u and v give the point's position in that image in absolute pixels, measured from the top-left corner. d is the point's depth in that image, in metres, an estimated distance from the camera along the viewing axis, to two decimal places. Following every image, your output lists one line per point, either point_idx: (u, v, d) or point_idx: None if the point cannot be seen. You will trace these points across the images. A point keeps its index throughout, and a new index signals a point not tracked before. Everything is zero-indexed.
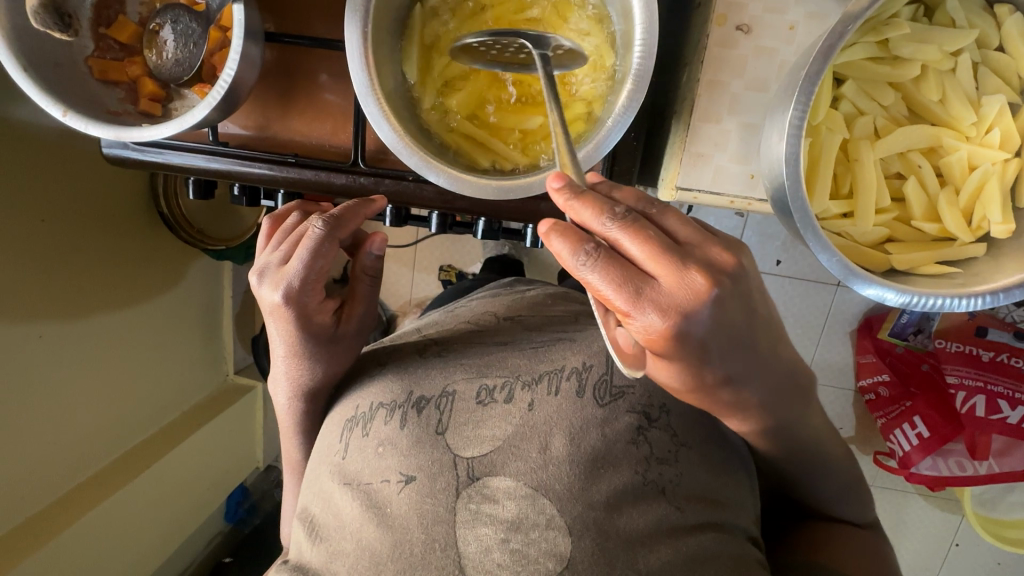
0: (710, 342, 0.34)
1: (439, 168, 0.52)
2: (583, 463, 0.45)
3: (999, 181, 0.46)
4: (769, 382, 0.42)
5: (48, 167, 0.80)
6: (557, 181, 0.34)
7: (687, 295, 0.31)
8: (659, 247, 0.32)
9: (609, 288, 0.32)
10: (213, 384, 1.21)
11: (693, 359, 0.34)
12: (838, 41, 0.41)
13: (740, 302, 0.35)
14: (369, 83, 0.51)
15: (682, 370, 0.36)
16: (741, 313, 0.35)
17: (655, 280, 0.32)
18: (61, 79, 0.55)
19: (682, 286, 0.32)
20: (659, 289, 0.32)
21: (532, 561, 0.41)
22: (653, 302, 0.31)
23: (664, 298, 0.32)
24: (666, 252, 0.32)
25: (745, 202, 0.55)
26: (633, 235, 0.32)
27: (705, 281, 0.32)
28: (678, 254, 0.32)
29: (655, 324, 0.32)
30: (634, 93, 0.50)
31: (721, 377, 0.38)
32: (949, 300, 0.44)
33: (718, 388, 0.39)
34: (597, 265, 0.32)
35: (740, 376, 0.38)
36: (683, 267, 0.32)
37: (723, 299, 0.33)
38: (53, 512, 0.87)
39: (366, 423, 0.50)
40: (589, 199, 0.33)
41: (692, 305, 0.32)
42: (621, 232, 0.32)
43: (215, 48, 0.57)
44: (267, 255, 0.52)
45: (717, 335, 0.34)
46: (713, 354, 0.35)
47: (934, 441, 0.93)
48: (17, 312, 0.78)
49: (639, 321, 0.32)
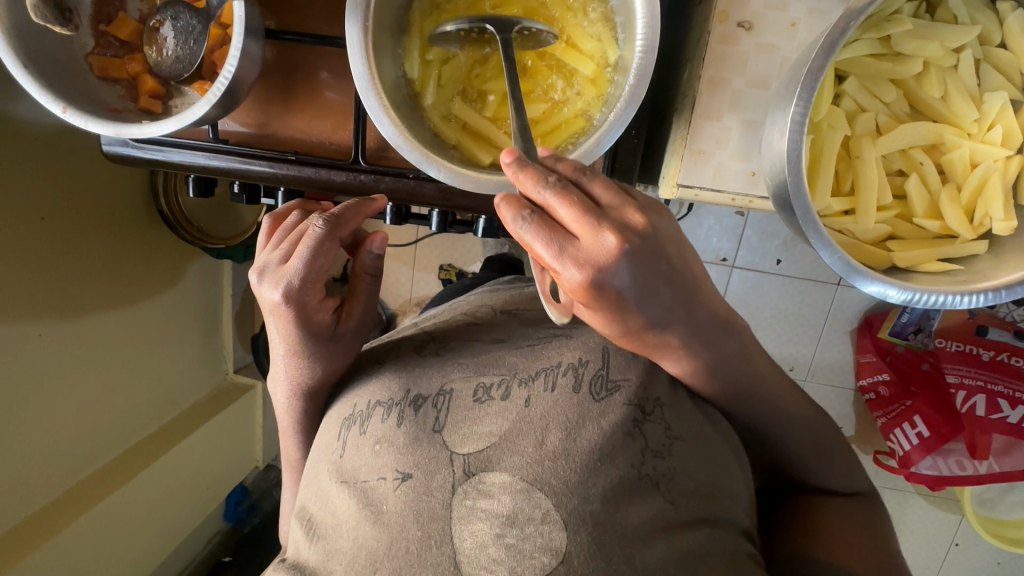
0: (630, 294, 0.35)
1: (440, 163, 0.52)
2: (580, 457, 0.44)
3: (1001, 178, 0.46)
4: (707, 341, 0.44)
5: (47, 165, 0.80)
6: (507, 154, 0.35)
7: (600, 252, 0.32)
8: (584, 208, 0.33)
9: (539, 249, 0.33)
10: (212, 384, 1.20)
11: (615, 309, 0.35)
12: (840, 37, 0.41)
13: (659, 260, 0.35)
14: (370, 78, 0.51)
15: (610, 320, 0.37)
16: (659, 261, 0.35)
17: (577, 239, 0.33)
18: (61, 76, 0.55)
19: (598, 244, 0.33)
20: (581, 248, 0.33)
21: (527, 557, 0.41)
22: (574, 260, 0.33)
23: (583, 256, 0.33)
24: (589, 214, 0.33)
25: (746, 199, 0.55)
26: (563, 199, 0.33)
27: (620, 239, 0.33)
28: (599, 215, 0.33)
29: (577, 280, 0.33)
30: (636, 88, 0.50)
31: (653, 328, 0.39)
32: (951, 297, 0.44)
33: (652, 337, 0.41)
34: (531, 229, 0.33)
35: (662, 321, 0.39)
36: (599, 226, 0.33)
37: (639, 254, 0.33)
38: (51, 511, 0.87)
39: (363, 421, 0.50)
40: (529, 168, 0.34)
41: (609, 263, 0.33)
42: (554, 197, 0.34)
43: (216, 45, 0.57)
44: (266, 253, 0.52)
45: (639, 291, 0.35)
46: (634, 303, 0.35)
47: (934, 440, 0.93)
48: (16, 311, 0.78)
49: (564, 278, 0.33)
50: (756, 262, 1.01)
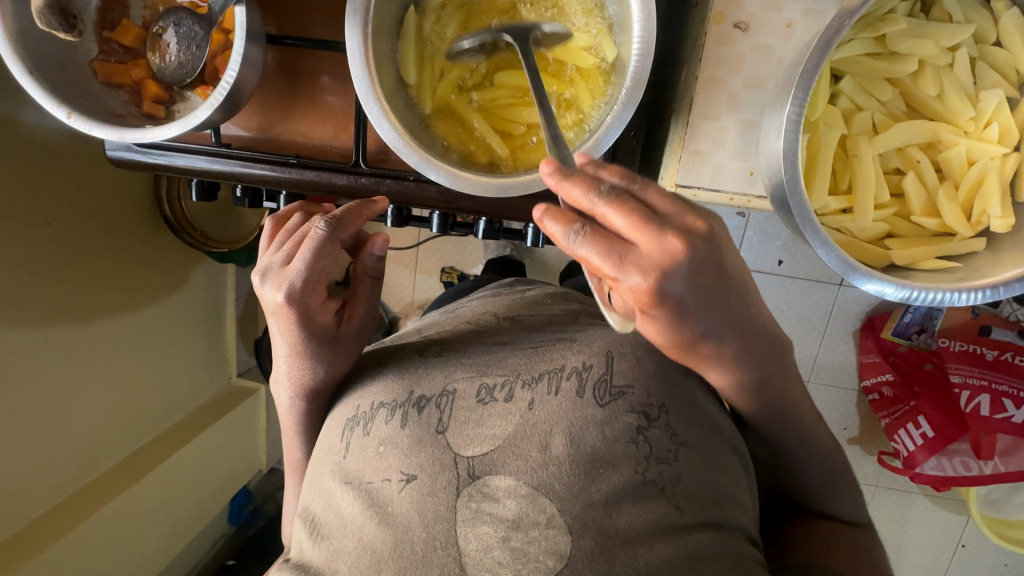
0: (691, 302, 0.34)
1: (440, 166, 0.53)
2: (583, 463, 0.44)
3: (998, 177, 0.46)
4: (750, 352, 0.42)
5: (51, 169, 0.80)
6: (547, 166, 0.35)
7: (664, 256, 0.32)
8: (641, 215, 0.33)
9: (597, 260, 0.33)
10: (216, 387, 1.21)
11: (676, 316, 0.35)
12: (835, 37, 0.41)
13: (718, 263, 0.35)
14: (369, 84, 0.52)
15: (668, 328, 0.37)
16: (717, 266, 0.35)
17: (637, 246, 0.33)
18: (65, 82, 0.55)
19: (660, 249, 0.32)
20: (643, 255, 0.32)
21: (532, 559, 0.41)
22: (635, 267, 0.32)
23: (646, 263, 0.32)
24: (646, 220, 0.33)
25: (744, 198, 0.55)
26: (615, 207, 0.33)
27: (682, 243, 0.32)
28: (657, 220, 0.33)
29: (641, 287, 0.33)
30: (633, 89, 0.50)
31: (705, 339, 0.38)
32: (949, 294, 0.44)
33: (702, 349, 0.40)
34: (584, 241, 0.33)
35: (715, 332, 0.38)
36: (661, 231, 0.32)
37: (701, 258, 0.33)
38: (59, 514, 0.88)
39: (367, 422, 0.50)
40: (577, 177, 0.34)
41: (671, 266, 0.32)
42: (607, 206, 0.33)
43: (218, 50, 0.58)
44: (270, 255, 0.52)
45: (699, 295, 0.35)
46: (694, 310, 0.35)
47: (939, 440, 0.92)
48: (22, 316, 0.79)
49: (627, 286, 0.33)
50: (757, 262, 1.01)
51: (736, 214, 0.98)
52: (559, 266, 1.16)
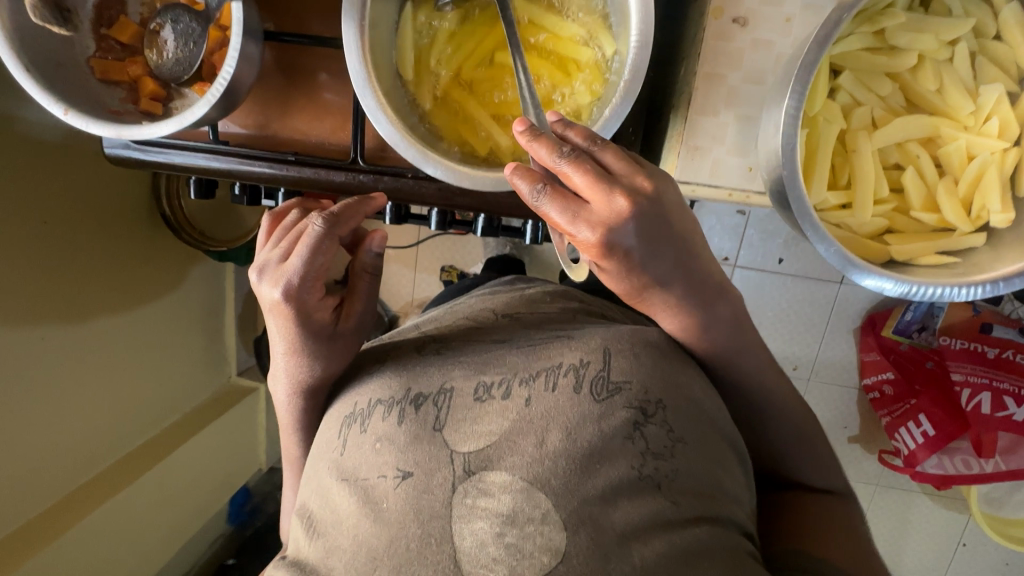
0: (638, 255, 0.39)
1: (437, 161, 0.53)
2: (580, 458, 0.44)
3: (998, 171, 0.46)
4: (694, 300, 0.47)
5: (49, 168, 0.80)
6: (520, 125, 0.39)
7: (610, 214, 0.36)
8: (595, 175, 0.37)
9: (555, 215, 0.37)
10: (215, 386, 1.21)
11: (624, 267, 0.39)
12: (834, 31, 0.41)
13: (664, 221, 0.39)
14: (367, 79, 0.51)
15: (619, 277, 0.41)
16: (663, 223, 0.39)
17: (589, 203, 0.37)
18: (62, 79, 0.55)
19: (607, 207, 0.36)
20: (594, 212, 0.37)
21: (528, 555, 0.41)
22: (586, 223, 0.36)
23: (595, 219, 0.37)
24: (600, 179, 0.37)
25: (743, 194, 0.55)
26: (575, 168, 0.37)
27: (629, 202, 0.36)
28: (610, 180, 0.37)
29: (590, 241, 0.37)
30: (632, 84, 0.50)
31: (654, 288, 0.43)
32: (948, 289, 0.44)
33: (651, 297, 0.45)
34: (546, 199, 0.37)
35: (664, 282, 0.43)
36: (610, 191, 0.36)
37: (645, 216, 0.37)
38: (58, 512, 0.88)
39: (364, 419, 0.50)
40: (543, 138, 0.38)
41: (617, 223, 0.37)
42: (568, 165, 0.37)
43: (215, 47, 0.57)
44: (266, 252, 0.52)
45: (646, 248, 0.39)
46: (641, 262, 0.39)
47: (940, 438, 0.92)
48: (19, 314, 0.79)
49: (579, 239, 0.37)
50: (758, 260, 1.01)
51: (737, 212, 0.98)
52: (559, 265, 1.16)
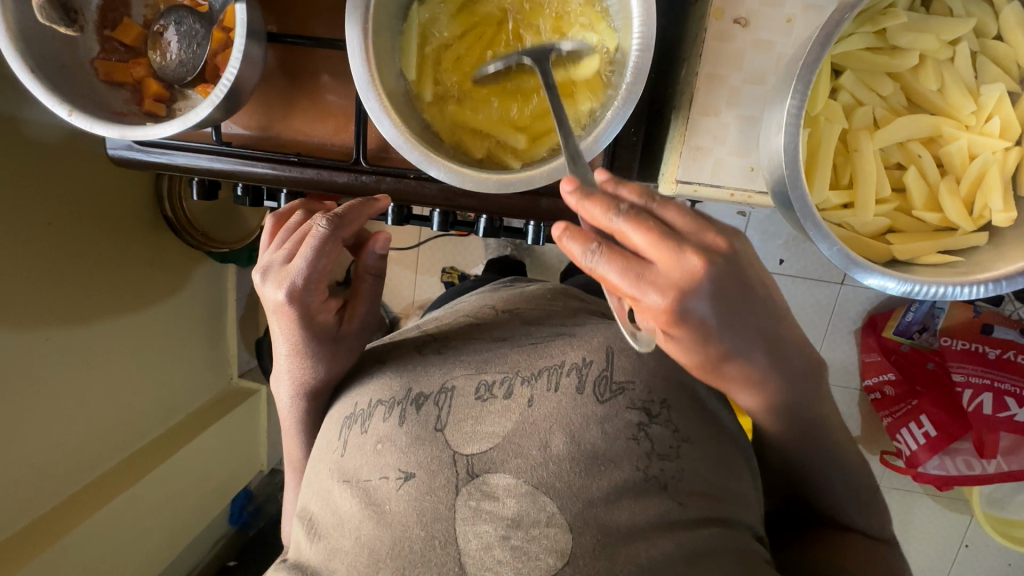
0: (713, 321, 0.36)
1: (440, 162, 0.53)
2: (584, 460, 0.44)
3: (1000, 170, 0.46)
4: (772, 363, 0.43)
5: (52, 169, 0.80)
6: (567, 183, 0.35)
7: (683, 275, 0.33)
8: (660, 234, 0.33)
9: (614, 279, 0.34)
10: (217, 388, 1.21)
11: (698, 334, 0.36)
12: (835, 31, 0.41)
13: (740, 280, 0.36)
14: (370, 80, 0.52)
15: (689, 344, 0.37)
16: (737, 282, 0.36)
17: (656, 264, 0.33)
18: (67, 81, 0.55)
19: (679, 267, 0.33)
20: (661, 273, 0.33)
21: (532, 558, 0.41)
22: (654, 286, 0.33)
23: (665, 282, 0.33)
24: (666, 238, 0.33)
25: (744, 194, 0.55)
26: (636, 225, 0.33)
27: (701, 261, 0.33)
28: (676, 238, 0.34)
29: (660, 305, 0.34)
30: (633, 84, 0.50)
31: (730, 356, 0.39)
32: (952, 288, 0.44)
33: (727, 366, 0.41)
34: (603, 261, 0.34)
35: (742, 350, 0.39)
36: (680, 249, 0.33)
37: (720, 276, 0.34)
38: (61, 513, 0.88)
39: (365, 420, 0.50)
40: (596, 196, 0.34)
41: (691, 284, 0.33)
42: (626, 223, 0.34)
43: (218, 48, 0.58)
44: (270, 253, 0.52)
45: (722, 313, 0.36)
46: (716, 327, 0.36)
47: (941, 439, 0.93)
48: (24, 316, 0.79)
49: (646, 303, 0.34)
50: (759, 261, 1.01)
51: (737, 213, 0.98)
52: (560, 266, 1.16)
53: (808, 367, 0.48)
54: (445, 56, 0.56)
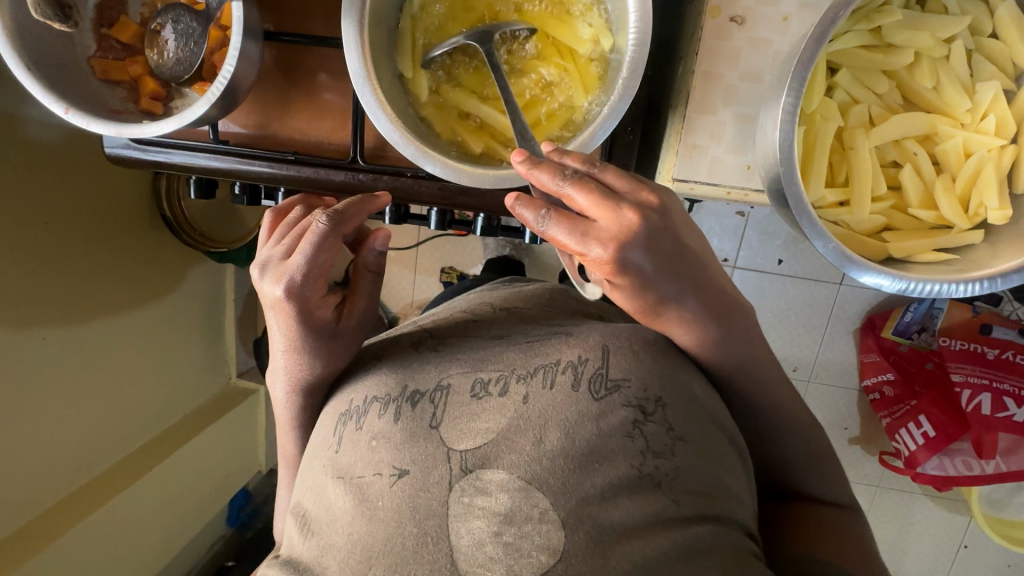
0: (652, 272, 0.39)
1: (437, 159, 0.53)
2: (578, 457, 0.44)
3: (995, 168, 0.46)
4: (709, 311, 0.47)
5: (51, 168, 0.81)
6: (518, 155, 0.40)
7: (621, 228, 0.37)
8: (600, 195, 0.38)
9: (563, 237, 0.37)
10: (215, 388, 1.21)
11: (638, 284, 0.40)
12: (830, 28, 0.41)
13: (674, 234, 0.40)
14: (367, 78, 0.52)
15: (631, 293, 0.41)
16: (671, 236, 0.40)
17: (597, 221, 0.37)
18: (64, 79, 0.56)
19: (618, 222, 0.37)
20: (602, 228, 0.37)
21: (524, 555, 0.41)
22: (596, 240, 0.37)
23: (605, 235, 0.37)
24: (605, 197, 0.37)
25: (741, 192, 0.55)
26: (579, 188, 0.38)
27: (636, 216, 0.37)
28: (614, 197, 0.38)
29: (603, 258, 0.37)
30: (629, 82, 0.50)
31: (669, 303, 0.43)
32: (947, 285, 0.44)
33: (668, 313, 0.45)
34: (552, 222, 0.38)
35: (677, 297, 0.43)
36: (617, 206, 0.37)
37: (654, 229, 0.38)
38: (58, 512, 0.88)
39: (360, 416, 0.50)
40: (543, 165, 0.39)
41: (629, 236, 0.37)
42: (571, 187, 0.38)
43: (216, 47, 0.58)
44: (269, 248, 0.52)
45: (659, 264, 0.39)
46: (655, 277, 0.39)
47: (940, 440, 0.92)
48: (21, 315, 0.79)
49: (591, 257, 0.38)
50: (757, 262, 1.01)
51: (736, 213, 0.98)
52: (559, 266, 1.16)
53: (744, 326, 0.52)
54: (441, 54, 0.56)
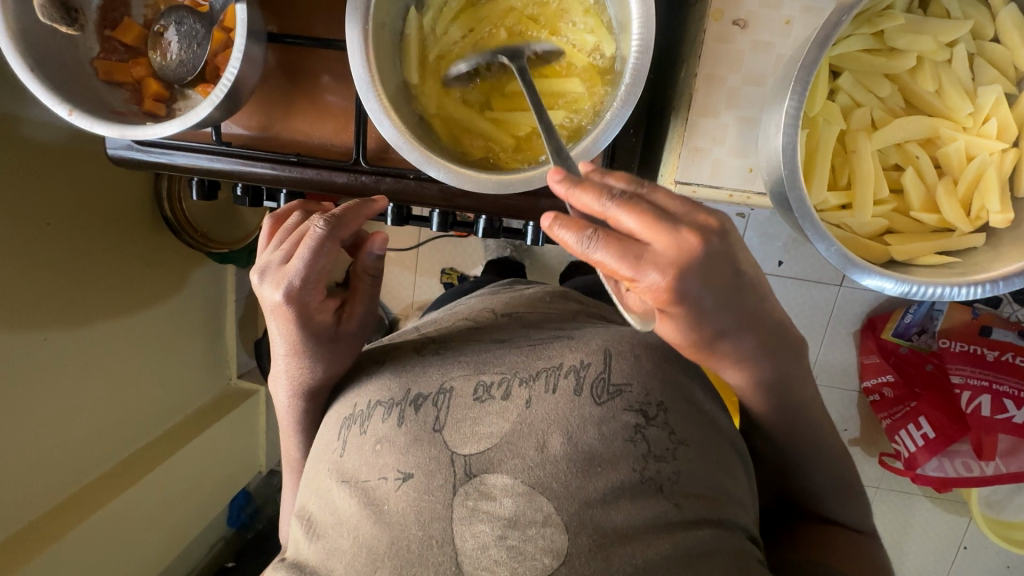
0: (708, 300, 0.36)
1: (439, 162, 0.53)
2: (580, 461, 0.44)
3: (997, 171, 0.46)
4: (763, 346, 0.44)
5: (52, 169, 0.81)
6: (556, 174, 0.36)
7: (679, 253, 0.33)
8: (654, 217, 0.34)
9: (614, 263, 0.34)
10: (215, 388, 1.21)
11: (694, 312, 0.36)
12: (833, 32, 0.41)
13: (732, 258, 0.36)
14: (370, 81, 0.52)
15: (684, 323, 0.38)
16: (731, 262, 0.36)
17: (652, 245, 0.34)
18: (68, 81, 0.56)
19: (675, 245, 0.33)
20: (659, 252, 0.34)
21: (528, 558, 0.41)
22: (651, 265, 0.34)
23: (662, 260, 0.33)
24: (659, 219, 0.34)
25: (743, 195, 0.56)
26: (629, 209, 0.34)
27: (696, 239, 0.34)
28: (670, 218, 0.34)
29: (659, 284, 0.34)
30: (632, 87, 0.50)
31: (723, 334, 0.40)
32: (948, 289, 0.44)
33: (720, 344, 0.41)
34: (600, 245, 0.34)
35: (732, 327, 0.40)
36: (674, 228, 0.33)
37: (715, 254, 0.34)
38: (59, 513, 0.88)
39: (364, 420, 0.50)
40: (586, 183, 0.34)
41: (687, 261, 0.34)
42: (618, 208, 0.34)
43: (218, 48, 0.58)
44: (268, 254, 0.52)
45: (717, 291, 0.36)
46: (712, 304, 0.36)
47: (940, 441, 0.92)
48: (23, 316, 0.79)
49: (644, 284, 0.34)
50: (757, 263, 1.02)
51: (737, 215, 0.98)
52: (559, 267, 1.16)
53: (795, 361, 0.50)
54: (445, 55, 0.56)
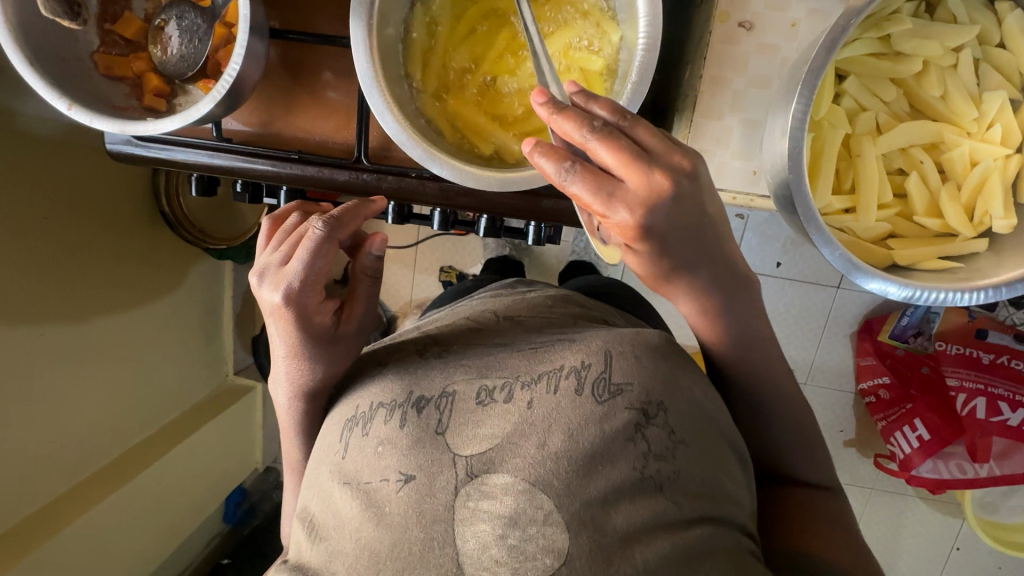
0: (667, 238, 0.40)
1: (443, 159, 0.53)
2: (581, 459, 0.44)
3: (1000, 178, 0.47)
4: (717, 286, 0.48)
5: (50, 164, 0.80)
6: (541, 98, 0.37)
7: (648, 193, 0.36)
8: (630, 154, 0.36)
9: (587, 197, 0.36)
10: (213, 384, 1.20)
11: (657, 247, 0.40)
12: (840, 36, 0.41)
13: (698, 202, 0.39)
14: (374, 77, 0.51)
15: (648, 257, 0.42)
16: (695, 202, 0.39)
17: (624, 181, 0.36)
18: (67, 74, 0.55)
19: (645, 185, 0.36)
20: (629, 191, 0.36)
21: (530, 558, 0.41)
22: (621, 202, 0.36)
23: (631, 198, 0.36)
24: (634, 157, 0.36)
25: (747, 197, 0.56)
26: (606, 144, 0.36)
27: (666, 180, 0.36)
28: (645, 159, 0.36)
29: (627, 222, 0.37)
30: (639, 84, 0.50)
31: (680, 269, 0.44)
32: (952, 293, 0.45)
33: (678, 278, 0.46)
34: (576, 178, 0.37)
35: (691, 263, 0.44)
36: (648, 169, 0.36)
37: (680, 195, 0.37)
38: (53, 510, 0.87)
39: (365, 422, 0.50)
40: (569, 113, 0.36)
41: (653, 200, 0.37)
42: (597, 142, 0.36)
43: (219, 44, 0.57)
44: (267, 255, 0.52)
45: (677, 228, 0.39)
46: (671, 241, 0.40)
47: (935, 443, 0.92)
48: (18, 312, 0.78)
49: (613, 219, 0.37)
50: (757, 264, 1.02)
51: (737, 216, 0.98)
52: (559, 267, 1.16)
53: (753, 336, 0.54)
54: (445, 48, 0.56)
